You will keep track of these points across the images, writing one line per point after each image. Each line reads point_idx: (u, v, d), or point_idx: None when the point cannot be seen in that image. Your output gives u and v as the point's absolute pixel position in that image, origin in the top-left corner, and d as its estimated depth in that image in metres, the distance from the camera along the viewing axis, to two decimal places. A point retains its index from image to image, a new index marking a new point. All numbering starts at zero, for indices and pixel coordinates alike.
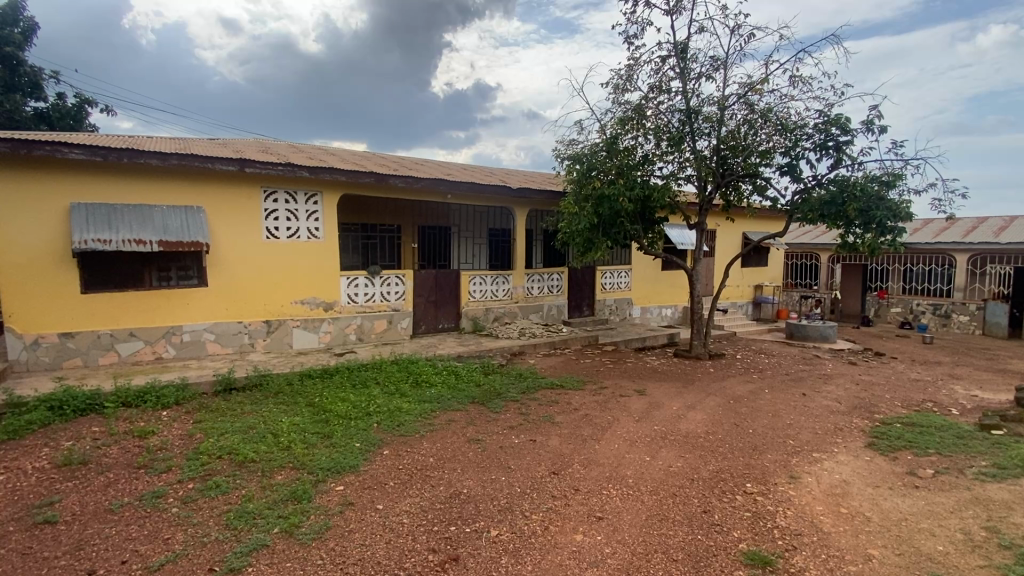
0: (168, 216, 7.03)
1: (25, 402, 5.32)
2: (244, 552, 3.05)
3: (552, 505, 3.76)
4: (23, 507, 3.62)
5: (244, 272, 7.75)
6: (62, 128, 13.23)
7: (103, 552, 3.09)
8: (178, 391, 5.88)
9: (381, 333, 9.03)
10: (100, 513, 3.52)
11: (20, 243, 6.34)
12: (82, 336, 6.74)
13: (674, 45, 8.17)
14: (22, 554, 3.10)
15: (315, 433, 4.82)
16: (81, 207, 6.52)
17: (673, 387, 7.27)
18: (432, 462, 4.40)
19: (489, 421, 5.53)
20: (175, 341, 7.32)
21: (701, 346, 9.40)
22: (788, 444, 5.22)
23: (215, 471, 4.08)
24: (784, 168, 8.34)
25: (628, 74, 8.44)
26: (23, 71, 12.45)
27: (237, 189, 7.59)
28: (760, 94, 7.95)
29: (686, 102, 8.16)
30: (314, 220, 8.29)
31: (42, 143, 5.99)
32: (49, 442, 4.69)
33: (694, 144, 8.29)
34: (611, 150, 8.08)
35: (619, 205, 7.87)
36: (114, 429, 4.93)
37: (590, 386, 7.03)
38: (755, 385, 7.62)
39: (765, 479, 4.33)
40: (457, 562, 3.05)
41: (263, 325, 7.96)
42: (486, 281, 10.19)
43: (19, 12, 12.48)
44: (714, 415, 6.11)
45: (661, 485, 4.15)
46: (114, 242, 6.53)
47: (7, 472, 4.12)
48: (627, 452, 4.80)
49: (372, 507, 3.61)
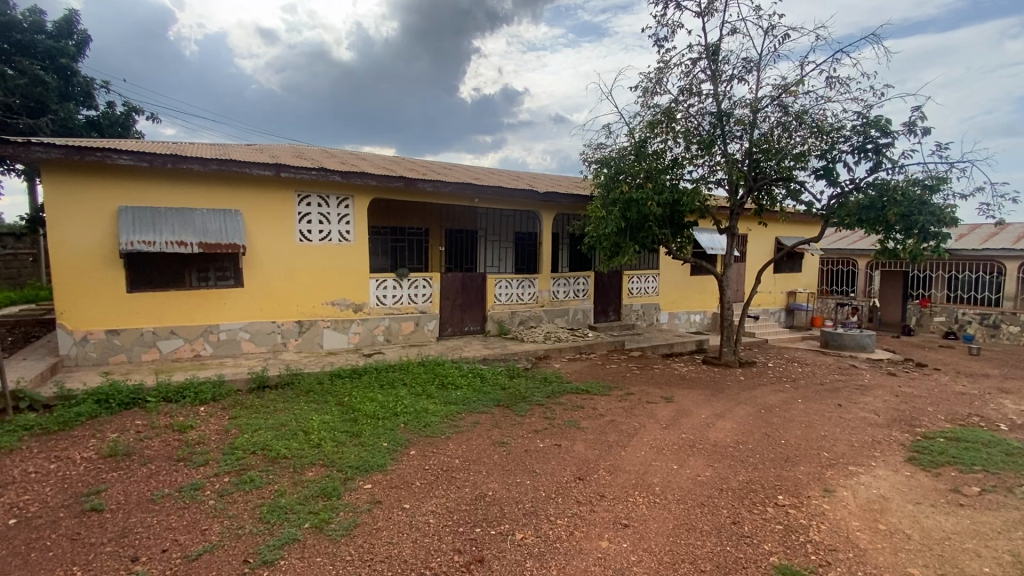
0: (208, 219, 7.30)
1: (74, 396, 5.58)
2: (277, 545, 3.13)
3: (577, 510, 3.73)
4: (72, 495, 3.82)
5: (278, 274, 7.99)
6: (111, 134, 13.91)
7: (145, 541, 3.22)
8: (215, 387, 6.09)
9: (408, 335, 9.17)
10: (142, 503, 3.68)
11: (72, 244, 6.67)
12: (127, 333, 7.06)
13: (706, 47, 8.08)
14: (72, 539, 3.26)
15: (345, 432, 4.92)
16: (129, 211, 6.85)
17: (701, 395, 7.11)
18: (458, 463, 4.45)
19: (514, 424, 5.54)
20: (213, 339, 7.59)
21: (731, 354, 9.18)
22: (822, 457, 5.06)
23: (249, 466, 4.22)
24: (819, 171, 8.12)
25: (657, 77, 8.38)
26: (76, 81, 13.16)
27: (272, 194, 7.84)
28: (795, 96, 7.76)
29: (717, 105, 8.03)
30: (345, 223, 8.49)
31: (94, 149, 6.33)
32: (96, 434, 4.92)
33: (725, 147, 8.15)
34: (640, 153, 7.99)
35: (647, 209, 7.74)
36: (155, 422, 5.15)
37: (618, 392, 6.97)
38: (788, 395, 7.41)
39: (798, 492, 4.21)
40: (482, 564, 3.07)
41: (295, 325, 8.17)
42: (512, 285, 10.22)
43: (74, 26, 13.21)
44: (744, 424, 5.98)
45: (689, 495, 4.08)
46: (158, 243, 6.83)
47: (58, 461, 4.35)
48: (654, 460, 4.74)
49: (399, 506, 3.66)
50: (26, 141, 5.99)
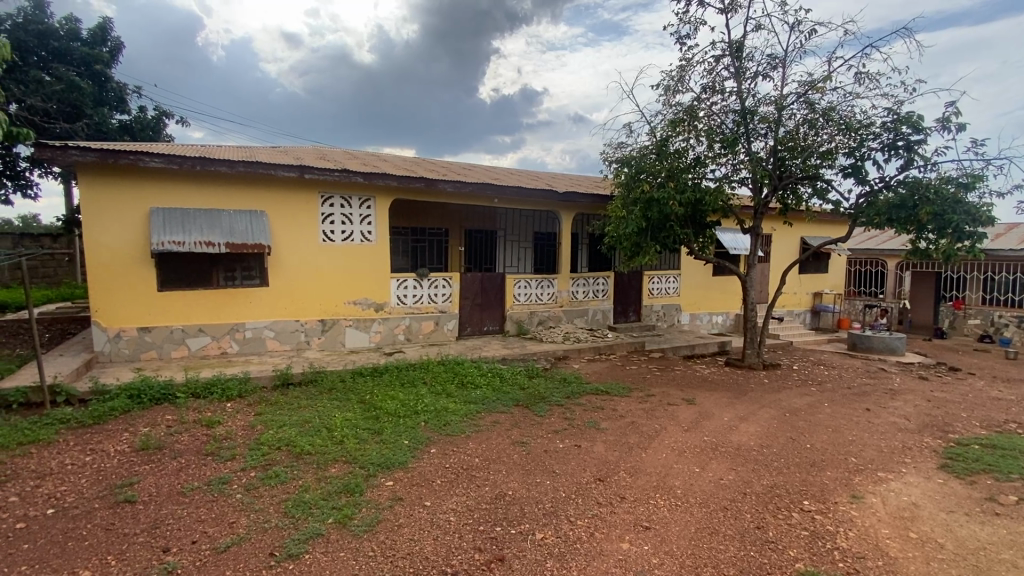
0: (234, 220, 7.47)
1: (108, 391, 5.78)
2: (302, 539, 3.19)
3: (597, 511, 3.72)
4: (107, 486, 3.96)
5: (302, 273, 8.14)
6: (142, 138, 14.36)
7: (176, 532, 3.32)
8: (242, 384, 6.24)
9: (428, 334, 9.25)
10: (173, 495, 3.79)
11: (106, 244, 6.90)
12: (158, 330, 7.28)
13: (729, 44, 7.96)
14: (107, 530, 3.38)
15: (366, 430, 4.98)
16: (160, 212, 7.06)
17: (724, 397, 7.00)
18: (478, 462, 4.47)
19: (534, 424, 5.54)
20: (239, 337, 7.77)
21: (754, 356, 9.01)
22: (850, 462, 4.93)
23: (274, 461, 4.31)
24: (847, 170, 7.93)
25: (679, 75, 8.28)
26: (110, 87, 13.61)
27: (296, 195, 7.99)
28: (822, 92, 7.58)
29: (741, 103, 7.90)
30: (367, 223, 8.60)
31: (127, 153, 6.54)
32: (129, 428, 5.09)
33: (749, 145, 8.01)
34: (661, 152, 7.90)
35: (669, 208, 7.65)
36: (185, 418, 5.30)
37: (638, 394, 6.90)
38: (814, 398, 7.24)
39: (824, 498, 4.11)
40: (502, 563, 3.07)
41: (318, 324, 8.32)
42: (531, 285, 10.22)
43: (108, 33, 13.67)
44: (768, 427, 5.86)
45: (712, 498, 4.02)
46: (188, 243, 7.02)
47: (94, 454, 4.51)
48: (676, 462, 4.68)
49: (420, 503, 3.70)
50: (64, 145, 6.23)
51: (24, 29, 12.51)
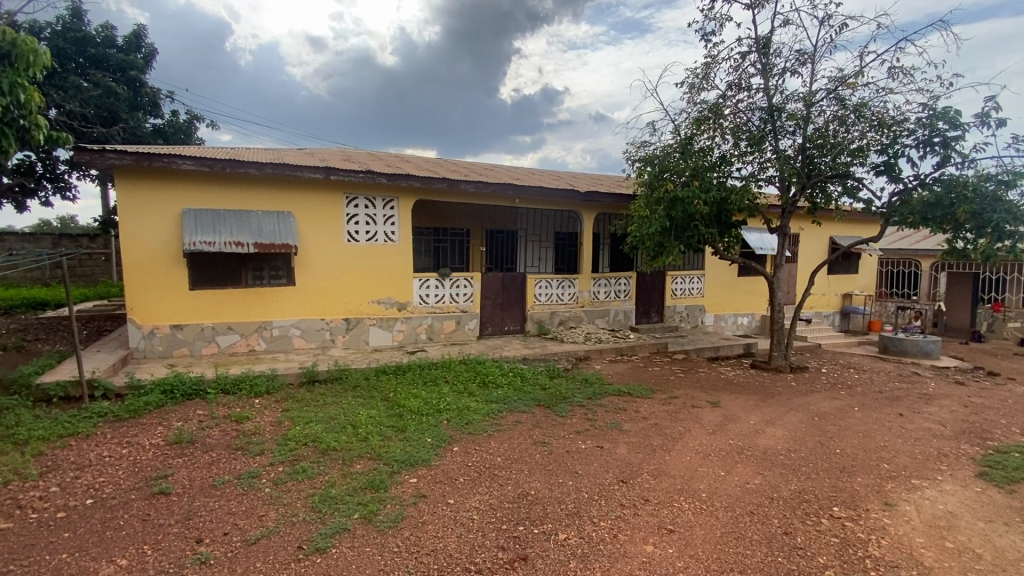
0: (262, 220, 7.64)
1: (143, 386, 5.99)
2: (329, 533, 3.25)
3: (620, 513, 3.69)
4: (142, 478, 4.10)
5: (327, 273, 8.29)
6: (175, 141, 14.81)
7: (208, 524, 3.41)
8: (269, 381, 6.38)
9: (449, 334, 9.31)
10: (204, 488, 3.90)
11: (141, 244, 7.15)
12: (189, 328, 7.50)
13: (756, 40, 7.80)
14: (143, 520, 3.50)
15: (390, 427, 5.06)
16: (192, 213, 7.27)
17: (750, 400, 6.87)
18: (500, 461, 4.47)
19: (555, 424, 5.53)
20: (267, 335, 7.96)
21: (781, 358, 8.82)
22: (882, 468, 4.79)
23: (301, 457, 4.40)
24: (879, 167, 7.70)
25: (704, 72, 8.16)
26: (144, 92, 14.07)
27: (322, 196, 8.13)
28: (853, 88, 7.38)
29: (768, 100, 7.74)
30: (391, 224, 8.71)
31: (160, 156, 6.75)
32: (162, 422, 5.26)
33: (776, 143, 7.84)
34: (686, 151, 7.79)
35: (693, 207, 7.54)
36: (215, 413, 5.45)
37: (661, 395, 6.82)
38: (843, 402, 7.06)
39: (855, 504, 4.00)
40: (526, 562, 3.07)
41: (343, 323, 8.46)
42: (552, 285, 10.19)
43: (142, 40, 14.14)
44: (796, 431, 5.73)
45: (737, 502, 3.95)
46: (218, 243, 7.20)
47: (130, 446, 4.68)
48: (700, 466, 4.61)
49: (443, 501, 3.73)
50: (101, 149, 6.47)
51: (63, 37, 13.01)
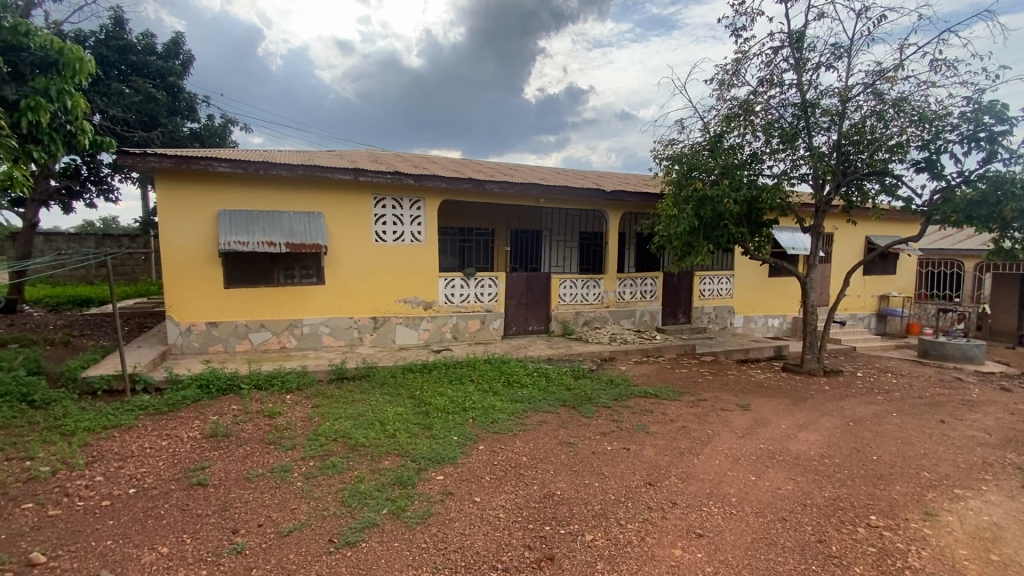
0: (294, 221, 7.83)
1: (181, 380, 6.21)
2: (359, 528, 3.31)
3: (648, 516, 3.65)
4: (181, 469, 4.26)
5: (356, 272, 8.44)
6: (210, 144, 15.32)
7: (243, 515, 3.52)
8: (300, 377, 6.54)
9: (474, 333, 9.36)
10: (240, 481, 4.03)
11: (179, 244, 7.41)
12: (224, 325, 7.74)
13: (789, 35, 7.61)
14: (182, 509, 3.64)
15: (417, 424, 5.12)
16: (227, 214, 7.50)
17: (781, 404, 6.69)
18: (526, 461, 4.48)
19: (580, 425, 5.50)
20: (297, 333, 8.15)
21: (814, 361, 8.57)
22: (922, 477, 4.60)
23: (332, 452, 4.49)
24: (920, 164, 7.41)
25: (735, 68, 8.00)
26: (182, 97, 14.59)
27: (351, 197, 8.28)
28: (892, 82, 7.12)
29: (802, 96, 7.54)
30: (417, 224, 8.81)
31: (198, 159, 7.00)
32: (199, 416, 5.45)
33: (809, 140, 7.64)
34: (715, 149, 7.65)
35: (723, 206, 7.39)
36: (249, 408, 5.62)
37: (689, 398, 6.72)
38: (880, 408, 6.81)
39: (893, 513, 3.86)
40: (552, 562, 3.07)
41: (370, 321, 8.60)
42: (577, 285, 10.14)
43: (180, 47, 14.67)
44: (830, 437, 5.57)
45: (769, 508, 3.86)
46: (252, 243, 7.41)
47: (169, 438, 4.87)
48: (730, 470, 4.52)
49: (469, 499, 3.76)
50: (143, 152, 6.74)
51: (107, 45, 13.46)
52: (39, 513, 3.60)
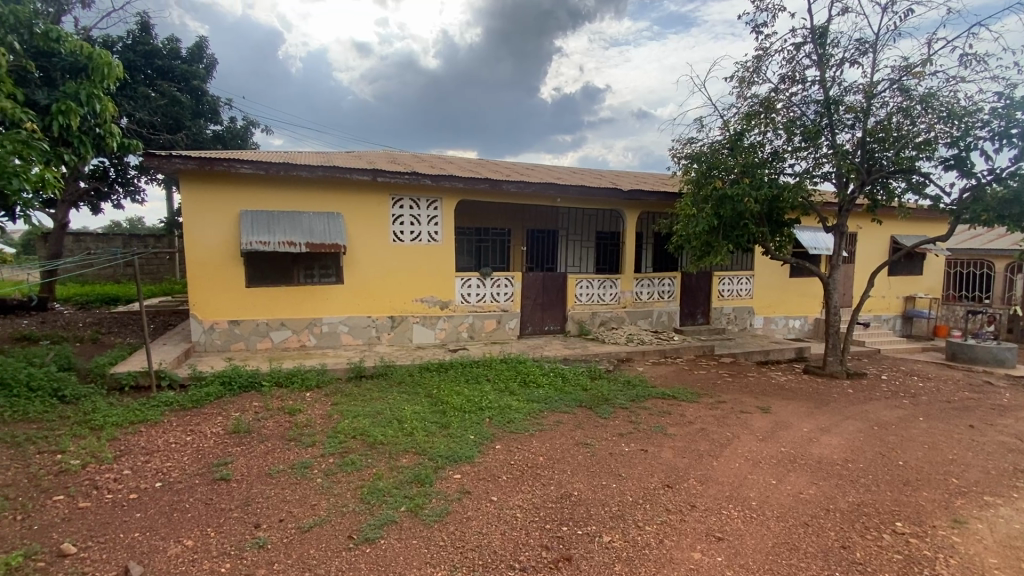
0: (314, 221, 7.93)
1: (204, 377, 6.35)
2: (377, 525, 3.34)
3: (666, 518, 3.62)
4: (205, 464, 4.35)
5: (374, 272, 8.53)
6: (232, 146, 15.62)
7: (265, 510, 3.59)
8: (319, 375, 6.64)
9: (490, 333, 9.38)
10: (261, 476, 4.10)
11: (203, 244, 7.57)
12: (246, 323, 7.89)
13: (812, 30, 7.46)
14: (207, 504, 3.72)
15: (434, 423, 5.16)
16: (249, 215, 7.63)
17: (803, 407, 6.57)
18: (543, 460, 4.48)
19: (597, 426, 5.47)
20: (316, 332, 8.27)
21: (837, 363, 8.39)
22: (950, 483, 4.47)
23: (350, 449, 4.55)
24: (949, 162, 7.20)
25: (756, 65, 7.87)
26: (206, 100, 14.91)
27: (369, 197, 8.37)
28: (920, 77, 6.93)
29: (824, 92, 7.39)
30: (434, 224, 8.86)
31: (221, 160, 7.14)
32: (222, 412, 5.56)
33: (832, 138, 7.48)
34: (735, 147, 7.53)
35: (743, 206, 7.28)
36: (270, 405, 5.72)
37: (708, 400, 6.63)
38: (906, 412, 6.64)
39: (920, 520, 3.76)
40: (570, 563, 3.06)
41: (388, 320, 8.68)
42: (593, 285, 10.09)
43: (204, 51, 14.98)
44: (853, 441, 5.44)
45: (790, 512, 3.79)
46: (272, 243, 7.53)
47: (194, 434, 4.98)
48: (750, 473, 4.45)
49: (486, 498, 3.77)
50: (168, 154, 6.89)
51: (134, 50, 13.78)
52: (69, 504, 3.71)
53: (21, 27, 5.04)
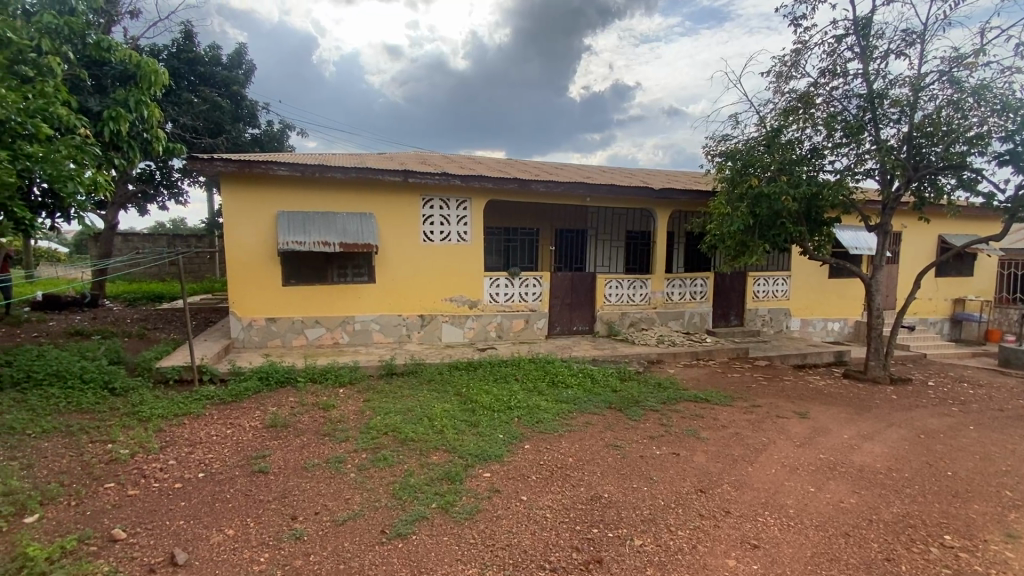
0: (347, 221, 8.11)
1: (243, 372, 6.57)
2: (409, 521, 3.39)
3: (699, 523, 3.54)
4: (245, 457, 4.50)
5: (404, 271, 8.66)
6: (269, 149, 16.11)
7: (301, 503, 3.69)
8: (352, 372, 6.78)
9: (518, 332, 9.38)
10: (298, 470, 4.22)
11: (243, 244, 7.84)
12: (282, 321, 8.13)
13: (854, 22, 7.17)
14: (246, 495, 3.85)
15: (464, 421, 5.19)
16: (285, 216, 7.85)
17: (843, 413, 6.34)
18: (572, 461, 4.46)
19: (627, 428, 5.41)
20: (349, 330, 8.45)
21: (879, 368, 8.05)
22: (1004, 496, 4.23)
23: (382, 445, 4.62)
24: (1003, 157, 6.82)
25: (794, 59, 7.62)
26: (244, 105, 15.42)
27: (400, 197, 8.49)
28: (972, 69, 6.57)
29: (868, 86, 7.10)
30: (464, 224, 8.93)
31: (259, 163, 7.38)
32: (260, 407, 5.74)
33: (876, 133, 7.19)
34: (772, 144, 7.32)
35: (780, 204, 7.07)
36: (304, 400, 5.87)
37: (742, 403, 6.46)
38: (955, 420, 6.32)
39: (970, 534, 3.57)
40: (601, 565, 3.04)
41: (418, 319, 8.80)
42: (623, 285, 9.97)
43: (243, 57, 15.49)
44: (897, 449, 5.21)
45: (830, 522, 3.66)
46: (307, 243, 7.72)
47: (234, 427, 5.16)
48: (787, 479, 4.32)
49: (517, 497, 3.77)
50: (210, 157, 7.15)
51: (178, 58, 14.32)
52: (119, 492, 3.90)
53: (75, 38, 5.28)
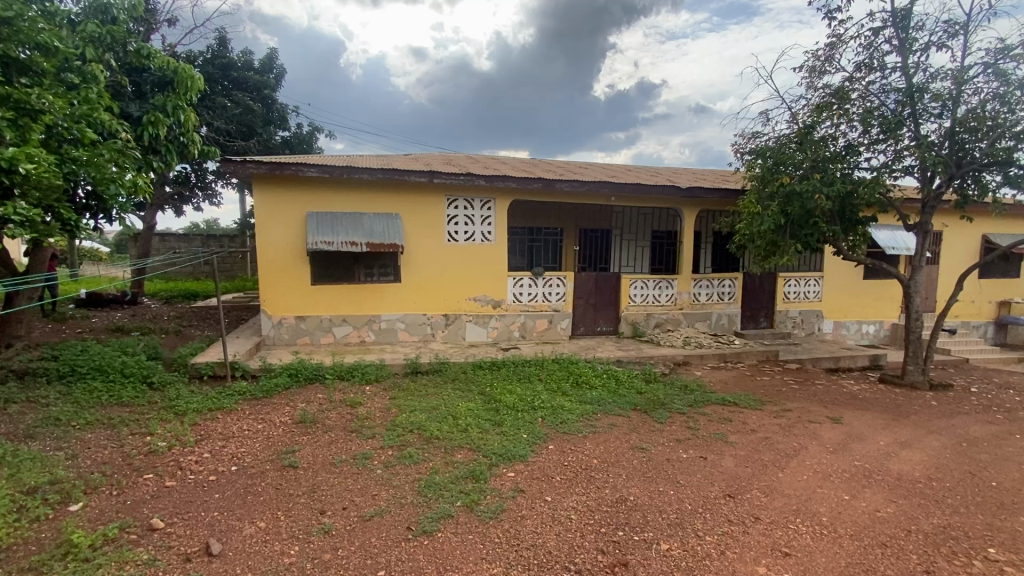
0: (374, 222, 8.22)
1: (274, 369, 6.73)
2: (435, 518, 3.42)
3: (727, 529, 3.47)
4: (275, 451, 4.62)
5: (429, 271, 8.74)
6: (299, 151, 16.48)
7: (329, 498, 3.76)
8: (377, 370, 6.88)
9: (542, 332, 9.36)
10: (326, 465, 4.30)
11: (274, 244, 8.03)
12: (311, 319, 8.30)
13: (892, 13, 6.92)
14: (277, 488, 3.94)
15: (488, 421, 5.21)
16: (314, 216, 8.01)
17: (879, 418, 6.12)
18: (596, 463, 4.42)
19: (652, 430, 5.34)
20: (375, 328, 8.58)
21: (917, 372, 7.75)
22: None
23: (407, 443, 4.68)
24: None
25: (828, 53, 7.40)
26: (275, 108, 15.81)
27: (425, 198, 8.57)
28: (1020, 60, 6.26)
29: (907, 80, 6.84)
30: (488, 224, 8.96)
31: (290, 165, 7.55)
32: (289, 403, 5.88)
33: (916, 129, 6.93)
34: (804, 141, 7.11)
35: (813, 203, 6.87)
36: (332, 397, 5.98)
37: (772, 407, 6.31)
38: (1000, 428, 6.03)
39: (1017, 548, 3.40)
40: (626, 568, 3.01)
41: (442, 318, 8.87)
42: (648, 285, 9.85)
43: (274, 62, 15.89)
44: (937, 457, 5.00)
45: (866, 531, 3.53)
46: (335, 243, 7.86)
47: (265, 422, 5.30)
48: (819, 486, 4.20)
49: (541, 497, 3.77)
50: (243, 159, 7.36)
51: (212, 63, 14.78)
52: (157, 483, 4.04)
53: (117, 46, 5.49)
